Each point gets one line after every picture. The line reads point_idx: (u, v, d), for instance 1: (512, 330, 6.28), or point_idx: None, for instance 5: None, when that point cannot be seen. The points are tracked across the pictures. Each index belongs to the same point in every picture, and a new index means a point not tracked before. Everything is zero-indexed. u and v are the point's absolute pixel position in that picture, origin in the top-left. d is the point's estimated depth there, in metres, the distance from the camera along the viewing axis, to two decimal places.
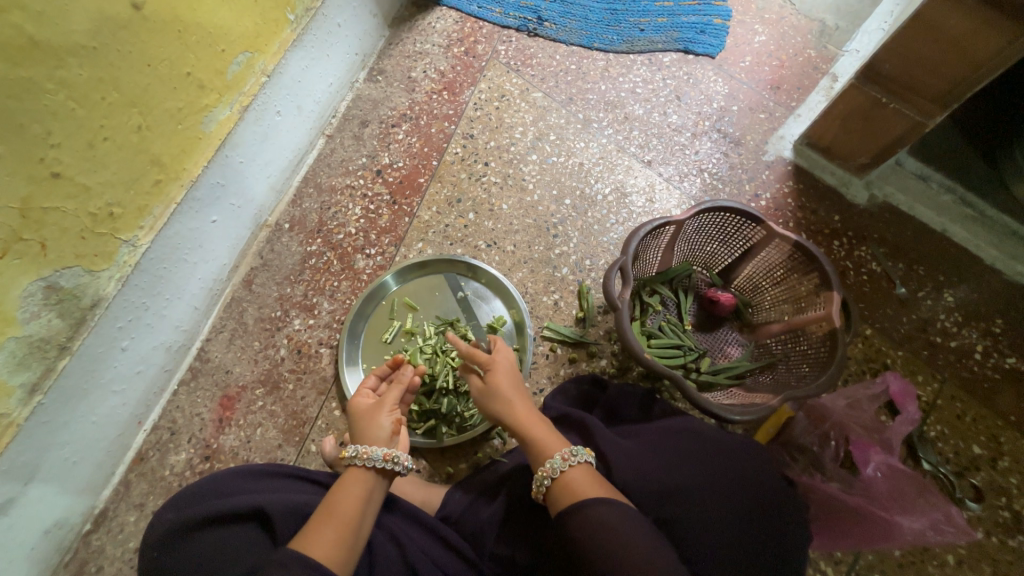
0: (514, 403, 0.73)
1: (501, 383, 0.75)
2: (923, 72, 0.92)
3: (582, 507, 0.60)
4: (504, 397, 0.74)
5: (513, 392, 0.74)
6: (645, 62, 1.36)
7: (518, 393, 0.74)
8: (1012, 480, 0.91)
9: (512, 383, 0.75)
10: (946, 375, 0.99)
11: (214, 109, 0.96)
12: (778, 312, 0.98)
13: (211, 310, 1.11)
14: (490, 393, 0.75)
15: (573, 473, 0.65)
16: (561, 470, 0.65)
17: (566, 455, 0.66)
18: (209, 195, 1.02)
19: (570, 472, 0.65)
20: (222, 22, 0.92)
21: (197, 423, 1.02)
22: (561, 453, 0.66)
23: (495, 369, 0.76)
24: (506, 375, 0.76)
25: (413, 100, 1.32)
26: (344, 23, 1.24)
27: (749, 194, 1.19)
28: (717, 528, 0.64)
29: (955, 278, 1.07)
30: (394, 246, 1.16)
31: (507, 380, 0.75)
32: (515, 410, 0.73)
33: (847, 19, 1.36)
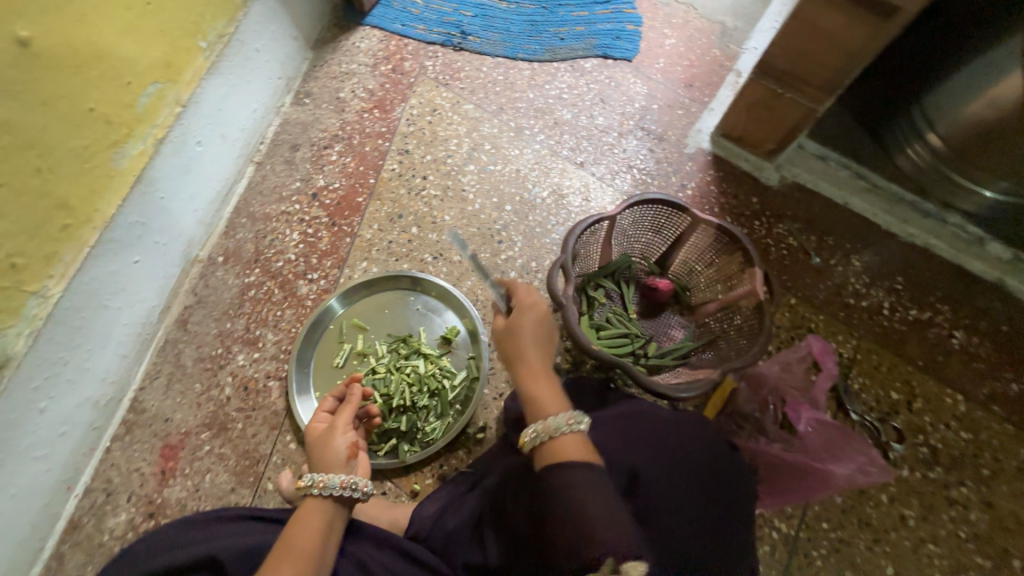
0: (528, 355, 0.73)
1: (524, 329, 0.75)
2: (807, 64, 1.03)
3: (557, 471, 0.61)
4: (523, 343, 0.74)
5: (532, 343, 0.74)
6: (569, 69, 1.42)
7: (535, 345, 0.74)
8: (926, 419, 1.01)
9: (535, 335, 0.75)
10: (862, 332, 1.09)
11: (126, 144, 0.92)
12: (712, 292, 1.05)
13: (143, 356, 1.04)
14: (514, 335, 0.75)
15: (563, 440, 0.64)
16: (562, 431, 0.64)
17: (570, 420, 0.65)
18: (128, 235, 0.96)
19: (563, 439, 0.64)
20: (126, 54, 0.88)
21: (137, 479, 0.95)
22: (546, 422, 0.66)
23: (527, 317, 0.76)
24: (535, 329, 0.76)
25: (343, 121, 1.31)
26: (263, 48, 1.22)
27: (676, 185, 1.27)
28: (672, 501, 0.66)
29: (859, 244, 1.19)
30: (338, 268, 1.14)
31: (528, 332, 0.75)
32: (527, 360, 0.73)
33: (744, 20, 1.49)
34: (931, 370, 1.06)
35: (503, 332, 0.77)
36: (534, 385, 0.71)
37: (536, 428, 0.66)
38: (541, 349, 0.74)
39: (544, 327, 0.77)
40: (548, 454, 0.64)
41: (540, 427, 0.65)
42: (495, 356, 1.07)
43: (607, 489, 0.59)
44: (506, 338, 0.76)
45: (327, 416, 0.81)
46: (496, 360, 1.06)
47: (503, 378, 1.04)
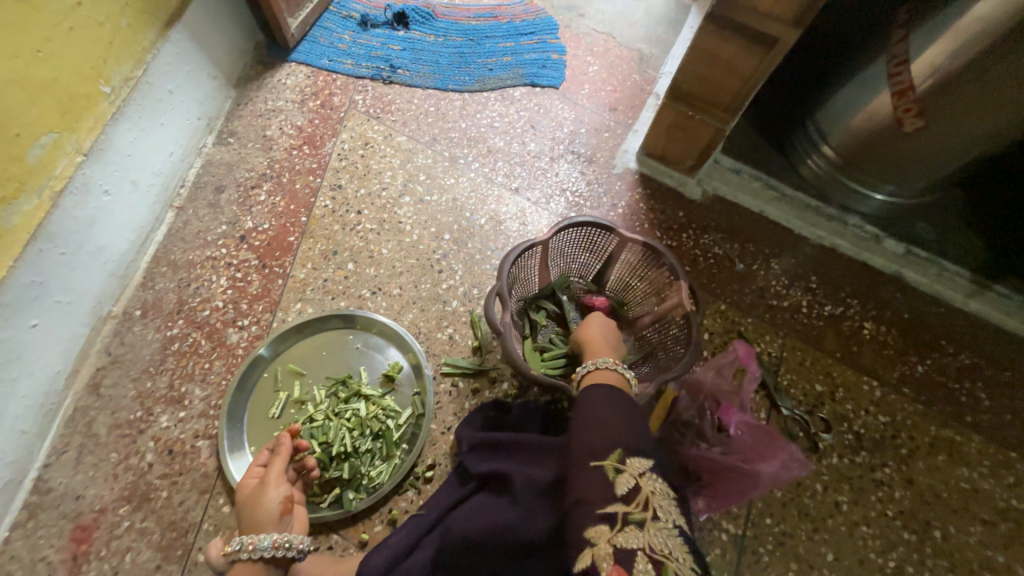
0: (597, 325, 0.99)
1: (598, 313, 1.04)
2: (711, 88, 1.12)
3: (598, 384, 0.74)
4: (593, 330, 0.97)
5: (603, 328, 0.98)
6: (499, 98, 1.47)
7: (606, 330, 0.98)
8: (848, 407, 1.09)
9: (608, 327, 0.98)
10: (786, 331, 1.17)
11: (16, 200, 0.85)
12: (646, 305, 1.09)
13: (48, 429, 0.94)
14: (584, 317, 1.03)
15: (609, 373, 0.83)
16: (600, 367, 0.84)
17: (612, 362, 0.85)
18: (23, 297, 0.88)
19: (605, 371, 0.83)
20: (13, 105, 0.82)
21: (43, 569, 0.85)
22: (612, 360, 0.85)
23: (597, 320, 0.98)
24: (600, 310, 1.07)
25: (271, 159, 1.28)
26: (178, 89, 1.17)
27: (608, 204, 1.32)
28: None
29: (777, 249, 1.29)
30: (271, 312, 1.09)
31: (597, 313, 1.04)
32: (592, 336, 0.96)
33: (658, 47, 1.61)
34: (848, 361, 1.15)
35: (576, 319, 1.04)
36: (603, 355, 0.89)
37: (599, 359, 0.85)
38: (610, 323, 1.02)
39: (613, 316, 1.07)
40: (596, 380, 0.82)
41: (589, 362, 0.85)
42: (441, 389, 1.05)
43: (639, 412, 0.71)
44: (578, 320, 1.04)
45: (260, 469, 0.77)
46: (442, 392, 1.05)
47: (451, 411, 1.03)
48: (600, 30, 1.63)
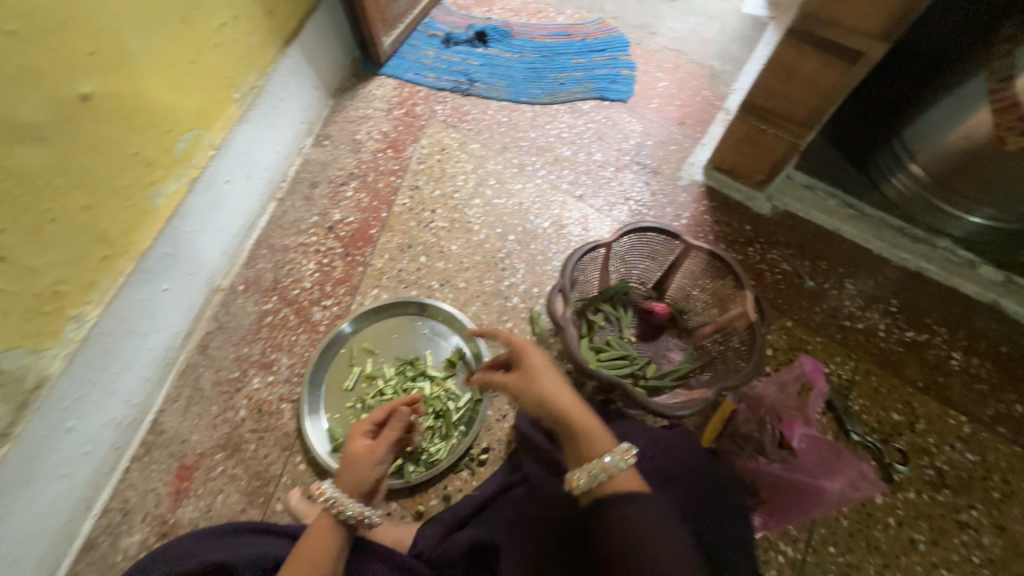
0: (564, 394, 0.70)
1: (545, 372, 0.72)
2: (787, 102, 1.11)
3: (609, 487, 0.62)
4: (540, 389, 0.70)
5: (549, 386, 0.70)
6: (568, 110, 1.53)
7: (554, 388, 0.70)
8: (929, 440, 1.01)
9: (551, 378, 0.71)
10: (859, 354, 1.11)
11: (163, 184, 1.01)
12: (707, 314, 1.09)
13: (165, 379, 1.09)
14: (533, 384, 0.71)
15: (631, 471, 0.63)
16: (620, 467, 0.62)
17: (625, 452, 0.63)
18: (159, 265, 1.04)
19: (627, 473, 0.62)
20: (168, 105, 0.99)
21: (153, 499, 0.98)
22: (619, 448, 0.64)
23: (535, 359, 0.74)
24: (544, 364, 0.73)
25: (359, 160, 1.42)
26: (289, 97, 1.34)
27: (671, 215, 1.33)
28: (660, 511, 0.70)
29: (853, 268, 1.23)
30: (350, 295, 1.20)
31: (548, 371, 0.72)
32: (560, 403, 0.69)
33: (731, 64, 1.61)
34: (932, 392, 1.07)
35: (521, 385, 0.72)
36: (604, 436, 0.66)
37: (615, 454, 0.63)
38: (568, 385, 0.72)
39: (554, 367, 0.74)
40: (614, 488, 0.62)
41: (597, 463, 0.63)
42: None
43: (666, 516, 0.59)
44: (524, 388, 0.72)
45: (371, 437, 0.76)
46: None
47: (506, 401, 1.08)
48: (671, 47, 1.66)
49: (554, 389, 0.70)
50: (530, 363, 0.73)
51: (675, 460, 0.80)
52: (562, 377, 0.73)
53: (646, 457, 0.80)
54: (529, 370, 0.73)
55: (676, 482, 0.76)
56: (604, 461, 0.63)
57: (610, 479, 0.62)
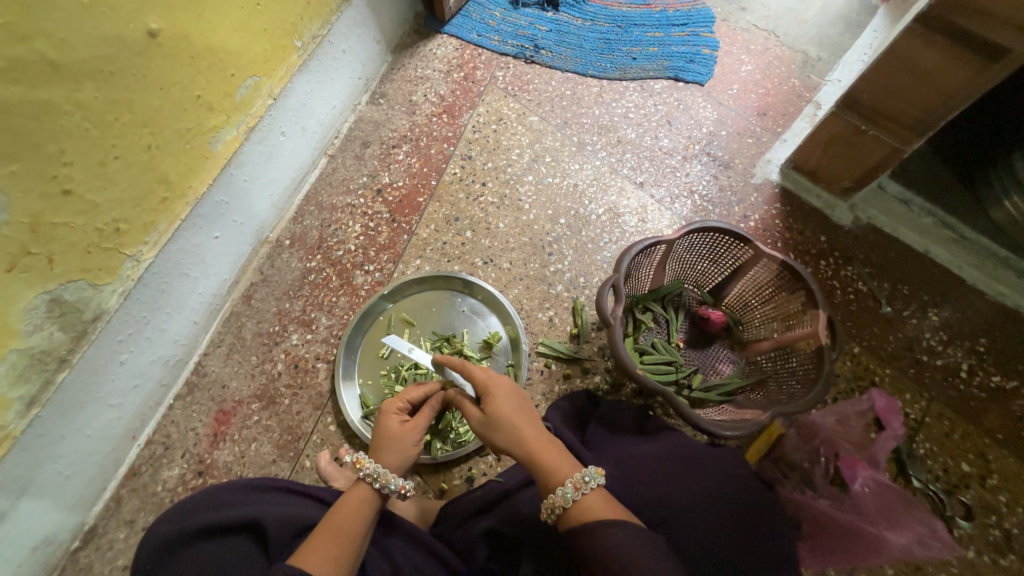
0: (522, 432, 0.67)
1: (509, 409, 0.69)
2: (898, 101, 0.96)
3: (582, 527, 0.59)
4: (508, 423, 0.68)
5: (516, 418, 0.69)
6: (638, 88, 1.42)
7: (522, 419, 0.69)
8: (1000, 498, 0.92)
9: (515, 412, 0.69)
10: (933, 393, 1.01)
11: (222, 129, 1.00)
12: (767, 329, 1.00)
13: (210, 324, 1.12)
14: (493, 425, 0.69)
15: (591, 498, 0.61)
16: (572, 499, 0.61)
17: (578, 483, 0.62)
18: (213, 212, 1.05)
19: (587, 499, 0.61)
20: (233, 49, 0.96)
21: (192, 438, 1.02)
22: (572, 478, 0.62)
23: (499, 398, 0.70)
24: (507, 399, 0.71)
25: (413, 123, 1.37)
26: (349, 49, 1.30)
27: (738, 215, 1.23)
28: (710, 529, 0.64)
29: (938, 298, 1.11)
30: (393, 263, 1.18)
31: (510, 407, 0.69)
32: (524, 436, 0.67)
33: (828, 51, 1.43)
34: (1011, 446, 0.97)
35: (482, 424, 0.71)
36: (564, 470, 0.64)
37: (564, 489, 0.62)
38: (532, 419, 0.69)
39: (520, 398, 0.71)
40: (579, 517, 0.60)
41: (553, 501, 0.62)
42: (533, 368, 1.07)
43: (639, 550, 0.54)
44: (486, 427, 0.70)
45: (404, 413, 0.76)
46: (535, 371, 1.07)
47: (540, 391, 1.05)
48: (761, 26, 1.49)
49: (511, 429, 0.68)
50: (493, 401, 0.71)
51: (721, 482, 0.70)
52: (526, 412, 0.70)
53: (691, 475, 0.71)
54: (489, 408, 0.70)
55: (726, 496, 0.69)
56: (558, 499, 0.62)
57: (573, 510, 0.61)
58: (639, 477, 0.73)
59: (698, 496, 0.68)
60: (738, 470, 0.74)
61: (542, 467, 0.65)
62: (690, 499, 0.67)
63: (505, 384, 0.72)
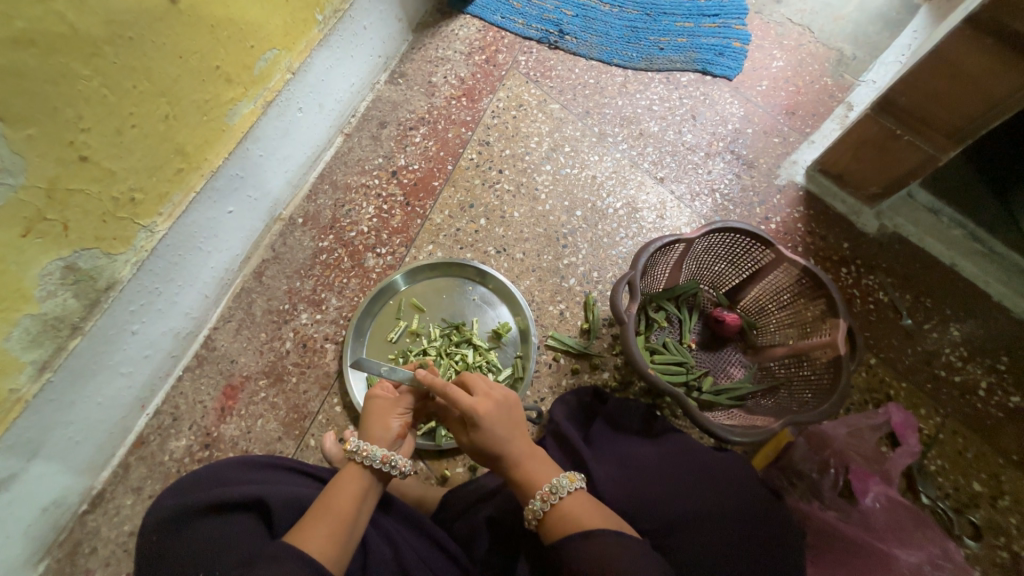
0: (511, 446, 0.65)
1: (495, 429, 0.65)
2: (938, 106, 0.92)
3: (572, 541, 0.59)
4: (498, 437, 0.65)
5: (509, 431, 0.65)
6: (663, 80, 1.38)
7: (513, 432, 0.66)
8: (1011, 520, 0.91)
9: (501, 428, 0.65)
10: (949, 410, 0.99)
11: (239, 102, 0.98)
12: (783, 335, 0.98)
13: (221, 299, 1.12)
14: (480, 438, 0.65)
15: (566, 504, 0.61)
16: (543, 509, 0.62)
17: (547, 494, 0.62)
18: (228, 185, 1.04)
19: (561, 506, 0.61)
20: (253, 19, 0.94)
21: (200, 410, 1.03)
22: (542, 490, 0.62)
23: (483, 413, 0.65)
24: (495, 419, 0.65)
25: (432, 105, 1.34)
26: (370, 26, 1.26)
27: (759, 216, 1.20)
28: (718, 535, 0.64)
29: (961, 313, 1.08)
30: (405, 247, 1.17)
31: (498, 426, 0.65)
32: (513, 449, 0.65)
33: (865, 50, 1.38)
34: None
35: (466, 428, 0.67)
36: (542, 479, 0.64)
37: (538, 501, 0.62)
38: (519, 430, 0.66)
39: (508, 412, 0.66)
40: (558, 524, 0.61)
41: (527, 514, 0.62)
42: (541, 360, 1.07)
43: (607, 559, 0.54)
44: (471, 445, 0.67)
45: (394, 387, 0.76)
46: (542, 364, 1.06)
47: (547, 384, 1.04)
48: (796, 21, 1.43)
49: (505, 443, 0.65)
50: (482, 425, 0.64)
51: (727, 488, 0.69)
52: (513, 425, 0.66)
53: (700, 482, 0.70)
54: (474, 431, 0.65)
55: (734, 502, 0.67)
56: (531, 511, 0.62)
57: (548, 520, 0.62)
58: (646, 480, 0.71)
59: (707, 504, 0.67)
60: (746, 476, 0.73)
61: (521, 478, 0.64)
62: (699, 504, 0.67)
63: (490, 405, 0.65)
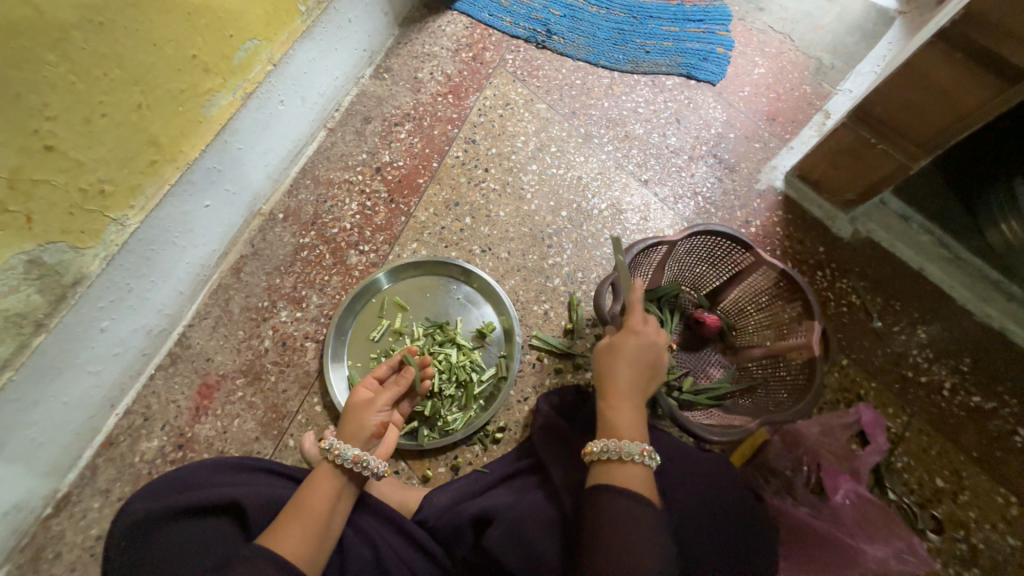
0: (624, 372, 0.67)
1: (626, 349, 0.69)
2: (911, 116, 0.95)
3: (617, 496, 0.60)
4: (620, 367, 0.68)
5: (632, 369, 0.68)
6: (649, 83, 1.39)
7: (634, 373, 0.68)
8: (970, 514, 0.95)
9: (636, 365, 0.68)
10: (915, 409, 1.04)
11: (217, 94, 0.95)
12: (760, 337, 1.00)
13: (196, 296, 1.09)
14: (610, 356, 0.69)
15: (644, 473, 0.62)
16: (631, 455, 0.62)
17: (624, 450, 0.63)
18: (205, 179, 1.01)
19: (637, 467, 0.62)
20: (232, 8, 0.91)
21: (173, 410, 1.00)
22: (643, 446, 0.63)
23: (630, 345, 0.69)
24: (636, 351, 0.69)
25: (417, 101, 1.33)
26: (355, 19, 1.24)
27: (740, 220, 1.22)
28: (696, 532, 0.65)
29: (928, 316, 1.12)
30: (388, 244, 1.16)
31: (628, 349, 0.69)
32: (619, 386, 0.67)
33: (842, 60, 1.42)
34: (985, 464, 1.00)
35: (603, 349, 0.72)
36: (617, 405, 0.66)
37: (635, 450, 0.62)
38: (643, 370, 0.68)
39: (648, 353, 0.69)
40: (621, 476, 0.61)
41: (617, 445, 0.63)
42: (525, 360, 1.07)
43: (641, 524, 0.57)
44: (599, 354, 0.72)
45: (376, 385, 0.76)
46: (526, 364, 1.06)
47: (530, 383, 1.05)
48: (778, 29, 1.47)
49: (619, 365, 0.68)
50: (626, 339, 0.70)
51: (703, 486, 0.70)
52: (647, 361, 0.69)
53: (677, 479, 0.70)
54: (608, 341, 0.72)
55: (709, 500, 0.69)
56: (620, 448, 0.63)
57: (619, 464, 0.62)
58: None
59: (685, 501, 0.67)
60: (723, 474, 0.74)
61: (608, 385, 0.68)
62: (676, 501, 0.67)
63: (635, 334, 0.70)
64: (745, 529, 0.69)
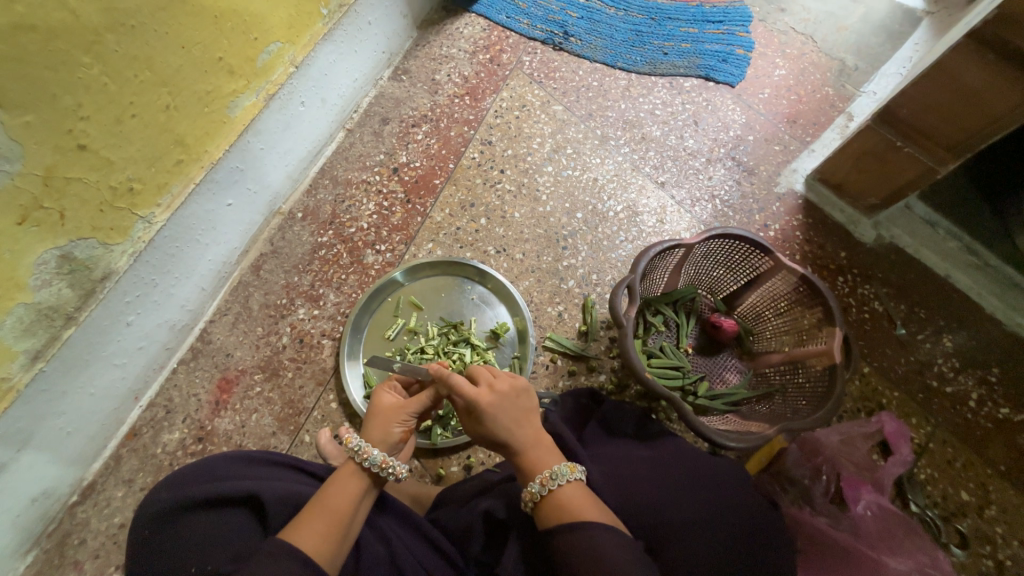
0: (517, 433, 0.66)
1: (501, 418, 0.65)
2: (939, 120, 0.92)
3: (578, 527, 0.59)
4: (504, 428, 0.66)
5: (514, 422, 0.66)
6: (666, 85, 1.38)
7: (519, 423, 0.66)
8: (997, 529, 0.92)
9: (512, 419, 0.66)
10: (939, 420, 1.01)
11: (241, 95, 0.97)
12: (778, 342, 0.99)
13: (217, 292, 1.11)
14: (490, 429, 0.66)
15: (564, 491, 0.62)
16: (543, 494, 0.63)
17: (546, 479, 0.63)
18: (228, 178, 1.03)
19: (557, 494, 0.62)
20: (257, 11, 0.93)
21: (194, 404, 1.02)
22: (542, 474, 0.64)
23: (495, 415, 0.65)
24: (499, 408, 0.66)
25: (434, 102, 1.34)
26: (375, 22, 1.26)
27: (758, 223, 1.21)
28: (714, 539, 0.64)
29: (954, 324, 1.09)
30: (404, 244, 1.17)
31: (502, 416, 0.65)
32: (519, 441, 0.66)
33: (867, 61, 1.39)
34: (1013, 478, 0.96)
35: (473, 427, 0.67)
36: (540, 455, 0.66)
37: (542, 481, 0.63)
38: (524, 419, 0.67)
39: (515, 401, 0.67)
40: (553, 513, 0.62)
41: (525, 495, 0.64)
42: (538, 361, 1.07)
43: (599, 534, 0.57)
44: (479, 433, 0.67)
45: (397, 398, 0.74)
46: (539, 366, 1.06)
47: (543, 384, 1.05)
48: (800, 30, 1.44)
49: (507, 436, 0.66)
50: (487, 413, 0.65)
51: (720, 494, 0.69)
52: (518, 415, 0.66)
53: (694, 487, 0.70)
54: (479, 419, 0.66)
55: (727, 507, 0.68)
56: (529, 493, 0.63)
57: (544, 504, 0.63)
58: (643, 483, 0.71)
59: (703, 509, 0.66)
60: (741, 483, 0.73)
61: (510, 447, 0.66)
62: (694, 509, 0.66)
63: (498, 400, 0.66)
64: (766, 539, 0.67)
